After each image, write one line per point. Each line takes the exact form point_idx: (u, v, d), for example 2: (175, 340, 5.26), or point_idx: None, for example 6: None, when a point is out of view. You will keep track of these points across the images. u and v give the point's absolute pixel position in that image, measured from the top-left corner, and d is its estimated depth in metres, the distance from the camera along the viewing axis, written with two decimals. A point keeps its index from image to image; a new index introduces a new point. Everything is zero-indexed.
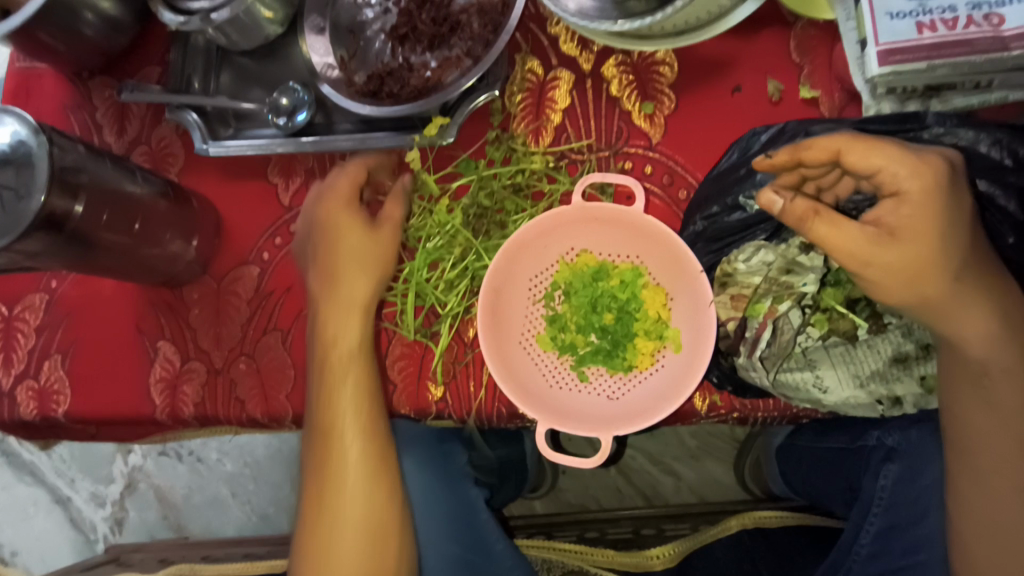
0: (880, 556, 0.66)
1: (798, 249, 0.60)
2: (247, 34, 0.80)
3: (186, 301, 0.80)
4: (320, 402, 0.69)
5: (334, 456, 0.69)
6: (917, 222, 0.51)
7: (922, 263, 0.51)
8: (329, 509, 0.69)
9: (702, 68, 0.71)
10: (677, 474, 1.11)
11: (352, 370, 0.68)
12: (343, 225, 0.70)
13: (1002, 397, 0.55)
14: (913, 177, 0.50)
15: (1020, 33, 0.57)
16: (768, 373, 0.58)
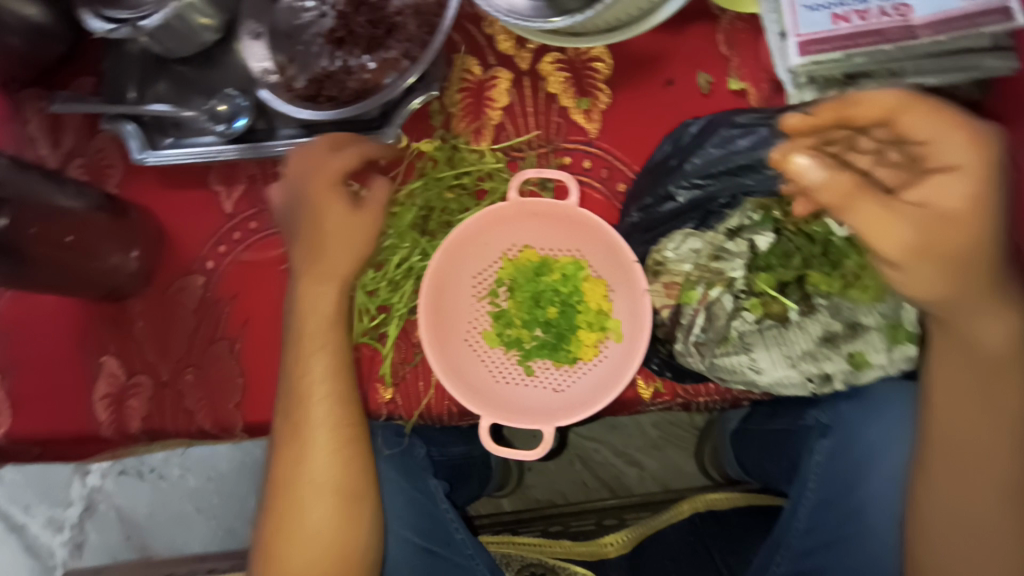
0: (816, 531, 0.68)
1: (725, 236, 0.64)
2: (181, 40, 0.79)
3: (129, 314, 0.79)
4: (293, 399, 0.66)
5: (306, 457, 0.65)
6: (962, 207, 0.49)
7: (961, 254, 0.50)
8: (293, 517, 0.66)
9: (635, 63, 0.72)
10: (641, 464, 1.13)
11: (327, 364, 0.66)
12: (323, 204, 0.65)
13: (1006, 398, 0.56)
14: (974, 152, 0.49)
15: (929, 22, 0.60)
16: (703, 358, 0.61)
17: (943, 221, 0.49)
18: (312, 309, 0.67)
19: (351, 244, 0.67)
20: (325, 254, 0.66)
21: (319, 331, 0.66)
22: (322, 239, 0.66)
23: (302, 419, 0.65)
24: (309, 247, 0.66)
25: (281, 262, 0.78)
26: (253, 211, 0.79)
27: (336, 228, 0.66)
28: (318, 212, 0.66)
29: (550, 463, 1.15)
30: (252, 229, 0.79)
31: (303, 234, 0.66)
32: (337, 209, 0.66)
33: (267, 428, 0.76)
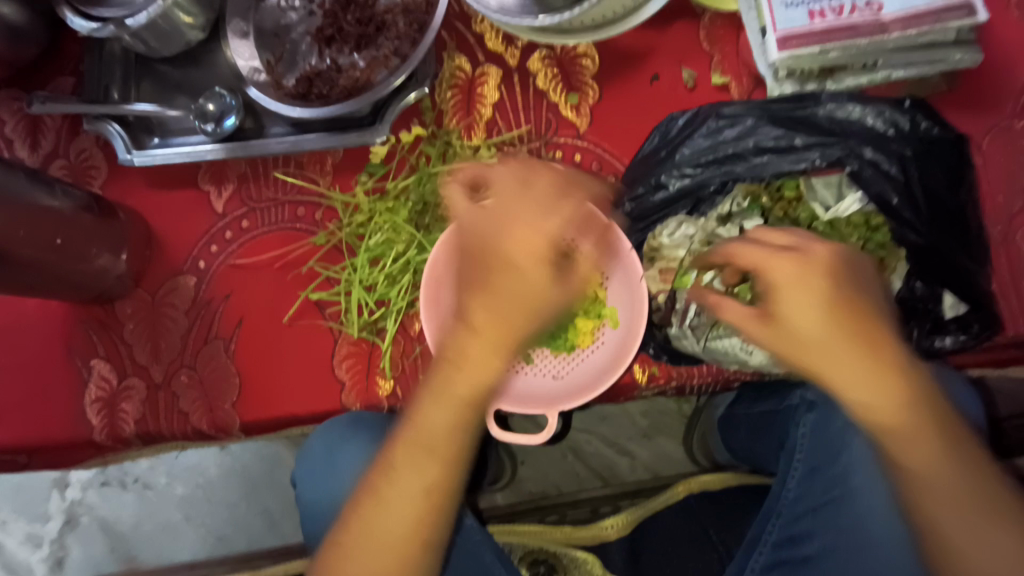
0: (805, 498, 0.70)
1: (716, 223, 0.68)
2: (166, 40, 0.79)
3: (119, 316, 0.78)
4: (412, 442, 0.60)
5: (393, 500, 0.60)
6: (811, 309, 0.54)
7: (821, 344, 0.53)
8: (359, 559, 0.59)
9: (621, 59, 0.75)
10: (632, 454, 1.15)
11: (452, 420, 0.59)
12: (522, 263, 0.56)
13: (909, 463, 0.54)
14: (775, 268, 0.56)
15: (899, 18, 0.63)
16: (698, 340, 0.66)
17: (795, 334, 0.54)
18: (457, 367, 0.58)
19: (533, 297, 0.56)
20: (497, 302, 0.56)
21: (468, 389, 0.58)
22: (489, 295, 0.56)
23: (411, 463, 0.60)
24: (474, 289, 0.57)
25: (274, 261, 0.77)
26: (243, 210, 0.79)
27: (525, 287, 0.56)
28: (515, 271, 0.56)
29: (542, 457, 1.17)
30: (244, 228, 0.78)
31: (479, 288, 0.56)
32: (538, 270, 0.56)
33: (264, 427, 0.75)
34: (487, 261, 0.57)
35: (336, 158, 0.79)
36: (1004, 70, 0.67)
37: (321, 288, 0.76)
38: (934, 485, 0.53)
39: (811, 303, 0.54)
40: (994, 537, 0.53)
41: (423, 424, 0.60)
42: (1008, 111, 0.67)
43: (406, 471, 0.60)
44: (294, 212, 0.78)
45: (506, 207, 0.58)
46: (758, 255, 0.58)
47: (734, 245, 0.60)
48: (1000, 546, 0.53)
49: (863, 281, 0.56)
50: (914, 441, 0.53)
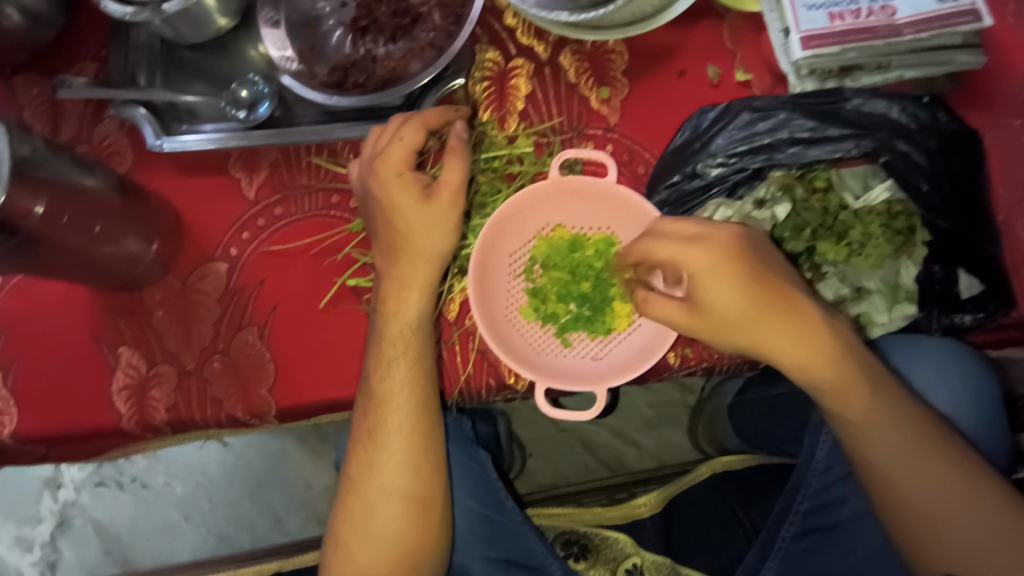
0: (835, 467, 0.72)
1: (752, 206, 0.72)
2: (197, 27, 0.78)
3: (148, 303, 0.77)
4: (371, 404, 0.67)
5: (380, 462, 0.68)
6: (735, 291, 0.59)
7: (753, 331, 0.59)
8: (365, 508, 0.68)
9: (650, 56, 0.78)
10: (638, 443, 1.17)
11: (406, 375, 0.66)
12: (397, 199, 0.67)
13: (882, 429, 0.62)
14: (699, 257, 0.59)
15: (911, 20, 0.68)
16: None
17: (719, 319, 0.59)
18: (397, 312, 0.68)
19: (423, 244, 0.67)
20: (405, 254, 0.68)
21: (401, 339, 0.67)
22: (398, 241, 0.67)
23: (380, 423, 0.68)
24: (382, 251, 0.68)
25: (309, 249, 0.78)
26: (276, 197, 0.79)
27: (406, 219, 0.67)
28: (393, 208, 0.67)
29: (550, 449, 1.18)
30: (277, 215, 0.78)
31: (381, 235, 0.69)
32: (408, 203, 0.67)
33: (300, 413, 0.75)
34: (376, 210, 0.68)
35: None
36: (1003, 71, 0.73)
37: (357, 275, 0.77)
38: (896, 445, 0.62)
39: (733, 283, 0.59)
40: (943, 483, 0.61)
41: (382, 372, 0.66)
42: (1009, 109, 0.72)
43: (382, 424, 0.67)
44: (328, 200, 0.79)
45: (378, 152, 0.68)
46: (669, 248, 0.60)
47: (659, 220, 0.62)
48: (934, 474, 0.62)
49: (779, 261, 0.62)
50: (841, 392, 0.61)
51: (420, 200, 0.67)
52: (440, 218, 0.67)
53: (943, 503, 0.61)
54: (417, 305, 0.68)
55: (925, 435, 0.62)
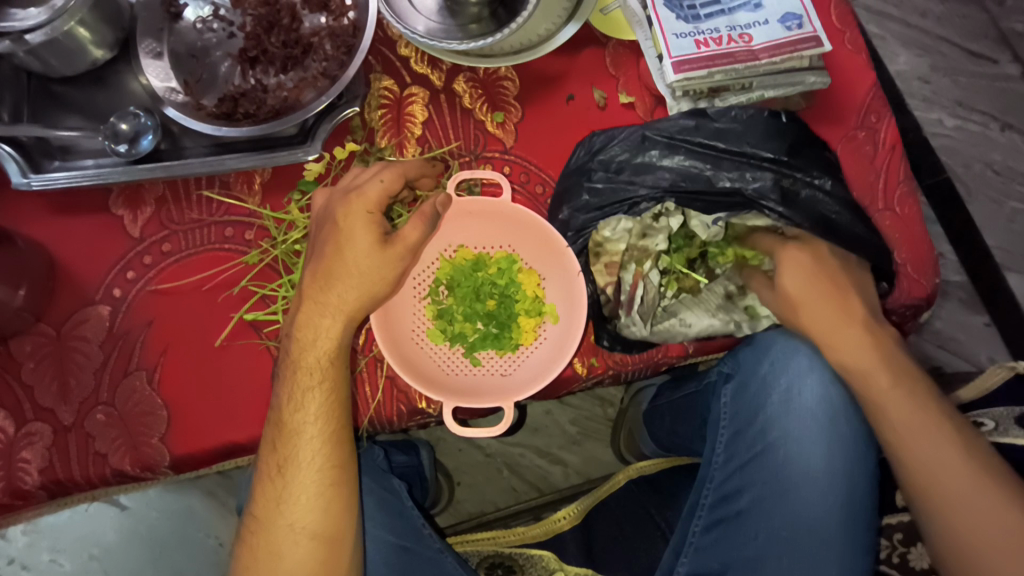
0: (732, 458, 0.78)
1: (653, 217, 0.73)
2: (68, 59, 0.74)
3: (17, 355, 0.70)
4: (282, 434, 0.64)
5: (288, 498, 0.65)
6: (792, 285, 0.69)
7: (794, 307, 0.70)
8: (272, 549, 0.65)
9: (540, 82, 0.82)
10: (564, 462, 1.17)
11: (321, 406, 0.64)
12: (352, 233, 0.63)
13: (892, 413, 0.66)
14: (781, 246, 0.71)
15: (765, 47, 0.77)
16: (644, 323, 0.72)
17: (783, 299, 0.70)
18: (313, 342, 0.65)
19: (362, 278, 0.64)
20: (336, 283, 0.64)
21: (316, 367, 0.64)
22: (335, 264, 0.64)
23: (289, 456, 0.65)
24: (314, 275, 0.65)
25: (202, 284, 0.74)
26: (163, 233, 0.75)
27: (354, 253, 0.63)
28: (345, 238, 0.63)
29: (477, 475, 1.17)
30: (165, 252, 0.74)
31: (321, 257, 0.65)
32: (365, 241, 0.63)
33: (198, 461, 0.70)
34: (326, 235, 0.65)
35: (265, 177, 0.77)
36: (848, 90, 0.82)
37: (255, 309, 0.74)
38: (911, 424, 0.65)
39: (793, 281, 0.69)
40: (956, 469, 0.63)
41: (297, 403, 0.64)
42: (856, 122, 0.81)
43: (292, 455, 0.65)
44: (221, 233, 0.75)
45: (353, 188, 0.65)
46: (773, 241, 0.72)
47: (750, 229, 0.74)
48: (956, 473, 0.63)
49: (848, 262, 0.70)
50: (868, 373, 0.67)
51: (375, 245, 0.64)
52: (388, 268, 0.64)
53: (951, 491, 0.63)
54: (336, 339, 0.65)
55: (941, 417, 0.65)
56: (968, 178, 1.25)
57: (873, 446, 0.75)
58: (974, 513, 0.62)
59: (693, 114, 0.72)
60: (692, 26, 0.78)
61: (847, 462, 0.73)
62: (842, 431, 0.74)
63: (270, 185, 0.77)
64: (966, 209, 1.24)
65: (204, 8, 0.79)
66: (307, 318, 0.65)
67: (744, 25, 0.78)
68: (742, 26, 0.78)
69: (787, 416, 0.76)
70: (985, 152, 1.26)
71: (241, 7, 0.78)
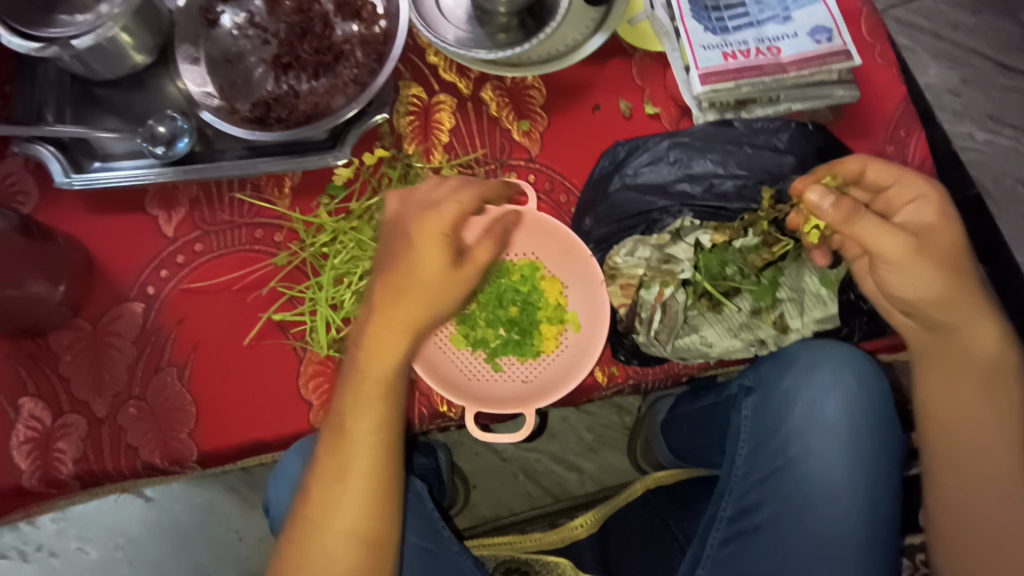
0: (752, 471, 0.77)
1: (670, 238, 0.74)
2: (110, 63, 0.77)
3: (54, 349, 0.73)
4: (339, 435, 0.61)
5: (338, 500, 0.60)
6: (943, 233, 0.63)
7: (938, 261, 0.62)
8: (316, 554, 0.60)
9: (565, 91, 0.82)
10: (580, 468, 1.17)
11: (380, 411, 0.61)
12: (423, 254, 0.60)
13: (991, 403, 0.64)
14: (918, 193, 0.64)
15: (793, 59, 0.77)
16: (666, 344, 0.71)
17: (925, 244, 0.62)
18: (378, 353, 0.61)
19: (432, 295, 0.60)
20: (405, 301, 0.61)
21: (380, 379, 0.61)
22: (404, 282, 0.60)
23: (346, 456, 0.61)
24: (385, 289, 0.61)
25: (231, 285, 0.76)
26: (196, 233, 0.77)
27: (424, 277, 0.60)
28: (415, 258, 0.60)
29: (492, 479, 1.17)
30: (197, 251, 0.76)
31: (390, 273, 0.61)
32: (436, 262, 0.60)
33: (225, 457, 0.72)
34: (397, 250, 0.61)
35: (295, 180, 0.79)
36: (876, 104, 0.81)
37: (282, 309, 0.75)
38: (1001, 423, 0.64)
39: (942, 227, 0.63)
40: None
41: (359, 403, 0.61)
42: (884, 136, 0.81)
43: (346, 453, 0.61)
44: (251, 235, 0.77)
45: (428, 202, 0.61)
46: (895, 180, 0.66)
47: (864, 157, 0.67)
48: None
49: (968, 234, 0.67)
50: (993, 367, 0.64)
51: (449, 261, 0.61)
52: (458, 289, 0.62)
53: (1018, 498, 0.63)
54: (397, 357, 0.61)
55: None
56: (999, 193, 1.23)
57: (894, 462, 0.74)
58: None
59: (716, 125, 0.78)
60: (719, 38, 0.79)
61: (872, 480, 0.72)
62: (867, 447, 0.73)
63: (298, 189, 0.79)
64: (995, 225, 1.22)
65: (241, 15, 0.81)
66: (379, 326, 0.61)
67: (772, 37, 0.78)
68: (770, 38, 0.78)
69: (808, 431, 0.75)
70: (1016, 168, 1.24)
71: (277, 15, 0.80)
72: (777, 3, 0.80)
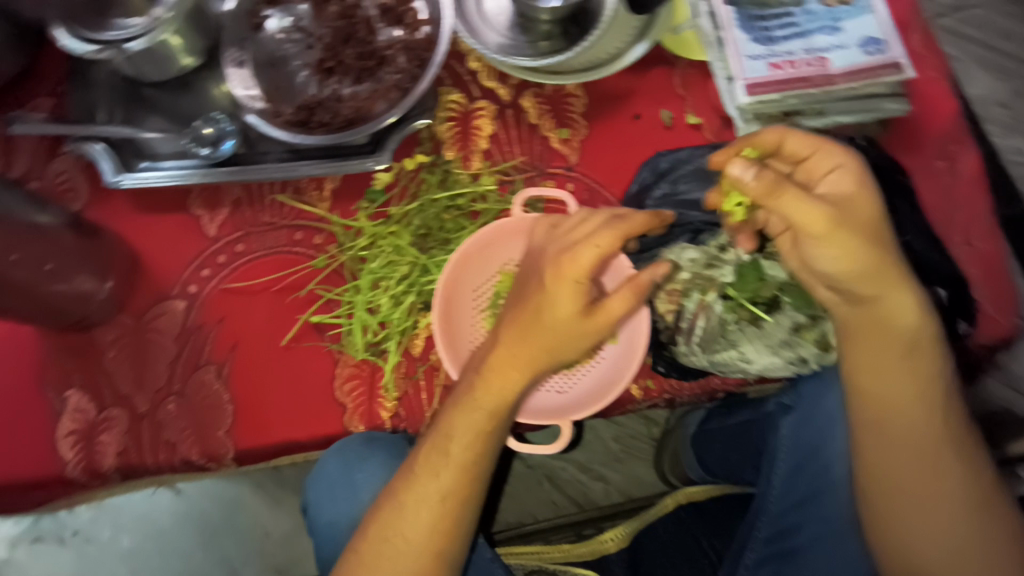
0: (792, 492, 0.75)
1: (718, 249, 0.75)
2: (160, 65, 0.79)
3: (99, 343, 0.74)
4: (433, 448, 0.62)
5: (413, 509, 0.61)
6: (863, 205, 0.56)
7: (860, 235, 0.55)
8: (383, 558, 0.60)
9: (606, 101, 0.82)
10: (605, 478, 1.16)
11: (478, 433, 0.62)
12: (558, 299, 0.59)
13: (906, 379, 0.60)
14: (827, 171, 0.60)
15: (843, 71, 0.75)
16: (704, 355, 0.70)
17: (841, 214, 0.54)
18: (497, 385, 0.62)
19: (557, 342, 0.60)
20: (529, 341, 0.60)
21: (489, 407, 0.61)
22: (534, 324, 0.60)
23: (433, 468, 0.61)
24: (513, 326, 0.61)
25: (271, 285, 0.77)
26: (238, 234, 0.78)
27: (552, 323, 0.59)
28: (547, 301, 0.59)
29: (516, 485, 1.17)
30: (238, 252, 0.78)
31: (520, 311, 0.61)
32: (568, 309, 0.59)
33: (258, 456, 0.73)
34: (530, 292, 0.61)
35: (335, 184, 0.80)
36: (926, 119, 0.79)
37: (320, 311, 0.76)
38: (913, 399, 0.60)
39: (859, 201, 0.56)
40: (948, 459, 0.60)
41: (459, 421, 0.61)
42: (933, 152, 0.79)
43: (435, 464, 0.61)
44: (291, 236, 0.78)
45: (568, 245, 0.61)
46: (812, 146, 0.61)
47: (782, 128, 0.63)
48: (938, 461, 0.60)
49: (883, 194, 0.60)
50: (912, 342, 0.59)
51: (581, 307, 0.60)
52: (584, 336, 0.60)
53: (926, 473, 0.61)
54: (514, 391, 0.62)
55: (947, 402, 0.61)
56: None
57: None
58: (931, 498, 0.61)
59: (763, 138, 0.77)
60: (766, 48, 0.77)
61: None
62: None
63: (337, 192, 0.80)
64: None
65: (286, 19, 0.82)
66: (503, 359, 0.61)
67: (821, 48, 0.76)
68: (819, 49, 0.76)
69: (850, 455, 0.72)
70: None
71: (322, 20, 0.81)
72: (826, 13, 0.78)
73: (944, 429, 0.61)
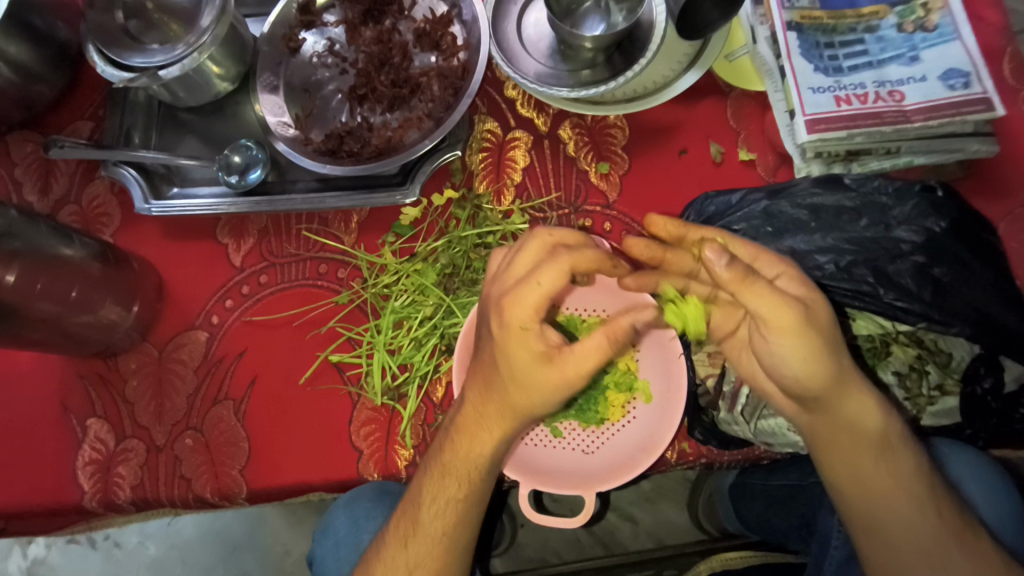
0: None
1: None
2: (194, 91, 0.78)
3: (122, 371, 0.74)
4: (408, 521, 0.59)
5: None
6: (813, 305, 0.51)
7: (813, 342, 0.50)
8: None
9: (650, 134, 0.76)
10: (635, 519, 1.09)
11: (458, 507, 0.58)
12: (511, 351, 0.52)
13: (887, 479, 0.55)
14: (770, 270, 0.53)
15: (919, 107, 0.67)
16: (749, 426, 0.64)
17: (792, 323, 0.49)
18: (467, 446, 0.57)
19: (522, 399, 0.53)
20: (495, 395, 0.54)
21: (463, 474, 0.57)
22: (497, 376, 0.53)
23: (405, 539, 0.59)
24: (478, 382, 0.56)
25: (293, 320, 0.75)
26: (263, 265, 0.77)
27: (515, 376, 0.52)
28: (501, 353, 0.52)
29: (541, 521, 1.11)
30: (262, 283, 0.76)
31: (483, 362, 0.55)
32: (525, 361, 0.51)
33: (271, 496, 0.70)
34: (488, 343, 0.55)
35: (362, 217, 0.77)
36: (1016, 160, 0.70)
37: (340, 350, 0.73)
38: (900, 497, 0.55)
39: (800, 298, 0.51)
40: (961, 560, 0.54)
41: (435, 490, 0.58)
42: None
43: (408, 538, 0.59)
44: (315, 269, 0.76)
45: (510, 284, 0.53)
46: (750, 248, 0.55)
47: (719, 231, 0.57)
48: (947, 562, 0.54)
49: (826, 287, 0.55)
50: (882, 440, 0.54)
51: (549, 356, 0.51)
52: (557, 387, 0.52)
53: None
54: (493, 447, 0.56)
55: (939, 496, 0.55)
56: None
57: None
58: None
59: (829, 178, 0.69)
60: (832, 79, 0.70)
61: None
62: None
63: (364, 225, 0.77)
64: None
65: (321, 42, 0.80)
66: (473, 409, 0.56)
67: (896, 81, 0.69)
68: (892, 81, 0.69)
69: None
70: None
71: (356, 44, 0.78)
72: (902, 41, 0.70)
73: (947, 526, 0.55)
